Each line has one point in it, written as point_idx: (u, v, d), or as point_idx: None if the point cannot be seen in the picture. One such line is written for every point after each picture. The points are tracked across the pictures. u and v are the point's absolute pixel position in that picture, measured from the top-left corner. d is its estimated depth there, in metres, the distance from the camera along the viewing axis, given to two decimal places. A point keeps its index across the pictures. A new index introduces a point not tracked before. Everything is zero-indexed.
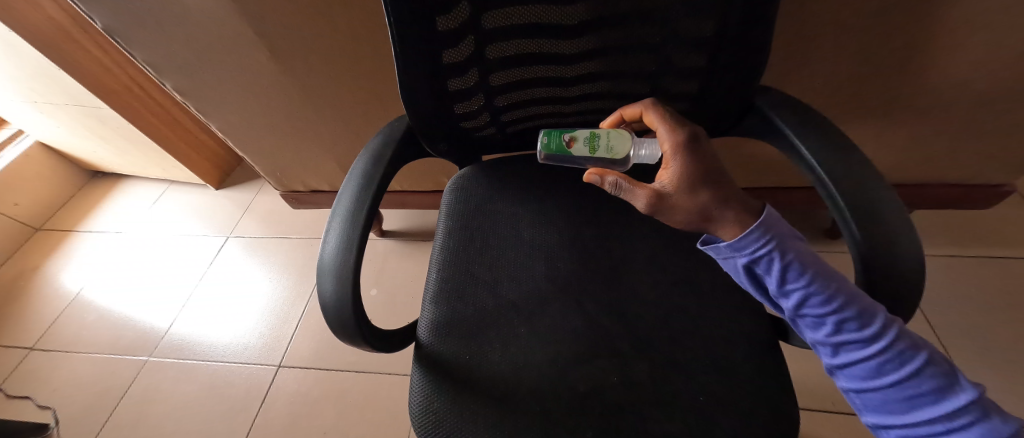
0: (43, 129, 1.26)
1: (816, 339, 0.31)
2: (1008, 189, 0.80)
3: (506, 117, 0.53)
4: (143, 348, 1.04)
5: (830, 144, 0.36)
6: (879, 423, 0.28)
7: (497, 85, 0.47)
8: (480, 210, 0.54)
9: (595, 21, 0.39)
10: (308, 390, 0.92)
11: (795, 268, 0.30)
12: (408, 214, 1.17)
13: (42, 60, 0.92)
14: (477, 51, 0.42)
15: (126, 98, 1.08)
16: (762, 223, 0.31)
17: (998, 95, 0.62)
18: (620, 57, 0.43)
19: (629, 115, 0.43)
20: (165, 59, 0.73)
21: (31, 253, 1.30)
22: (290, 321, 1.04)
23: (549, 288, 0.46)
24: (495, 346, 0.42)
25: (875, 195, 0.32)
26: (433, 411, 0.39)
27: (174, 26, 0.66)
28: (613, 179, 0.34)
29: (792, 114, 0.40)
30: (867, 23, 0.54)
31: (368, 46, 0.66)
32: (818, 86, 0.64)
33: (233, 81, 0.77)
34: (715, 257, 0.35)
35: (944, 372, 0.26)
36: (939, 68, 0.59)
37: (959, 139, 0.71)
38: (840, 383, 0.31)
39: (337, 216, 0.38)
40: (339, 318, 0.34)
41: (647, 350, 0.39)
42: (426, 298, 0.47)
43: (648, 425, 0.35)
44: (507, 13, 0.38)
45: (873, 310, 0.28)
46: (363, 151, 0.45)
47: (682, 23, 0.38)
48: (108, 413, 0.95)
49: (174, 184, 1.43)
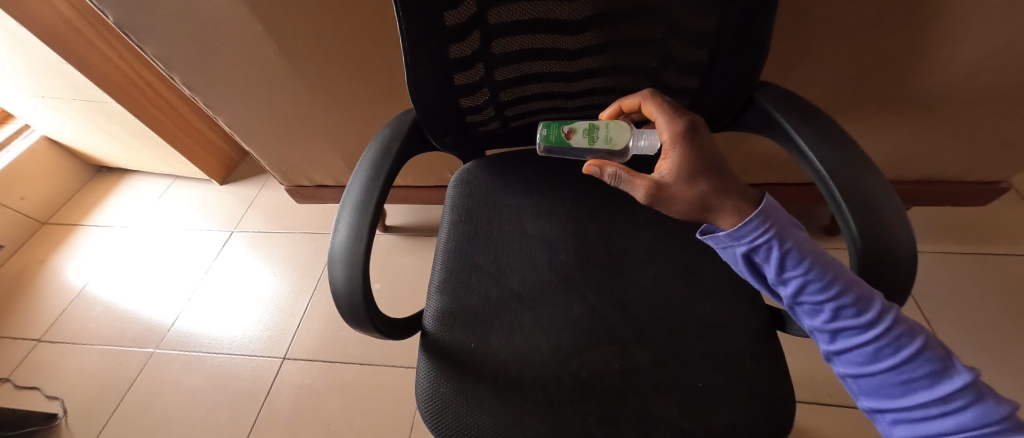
0: (50, 124, 1.27)
1: (814, 326, 0.32)
2: (1005, 186, 0.81)
3: (510, 111, 0.54)
4: (150, 340, 1.06)
5: (828, 137, 0.37)
6: (876, 407, 0.29)
7: (502, 80, 0.48)
8: (485, 203, 0.55)
9: (598, 17, 0.40)
10: (313, 382, 0.93)
11: (793, 256, 0.31)
12: (411, 209, 1.19)
13: (51, 55, 0.94)
14: (483, 46, 0.43)
15: (133, 93, 1.09)
16: (762, 212, 0.32)
17: (995, 92, 0.63)
18: (622, 52, 0.44)
19: (628, 106, 0.44)
20: (174, 53, 0.74)
21: (37, 247, 1.31)
22: (295, 314, 1.05)
23: (552, 278, 0.47)
24: (499, 334, 0.43)
25: (870, 187, 0.33)
26: (439, 396, 0.40)
27: (184, 21, 0.67)
28: (612, 170, 0.35)
29: (792, 107, 0.41)
30: (864, 19, 0.55)
31: (373, 41, 0.67)
32: (818, 82, 0.65)
33: (241, 76, 0.78)
34: (714, 246, 0.36)
35: (939, 357, 0.27)
36: (936, 64, 0.60)
37: (956, 136, 0.72)
38: (837, 369, 0.32)
39: (347, 206, 0.39)
40: (350, 305, 0.35)
41: (648, 339, 0.40)
42: (432, 289, 0.48)
43: (650, 411, 0.36)
44: (512, 8, 0.39)
45: (870, 297, 0.29)
46: (370, 144, 0.46)
47: (683, 19, 0.39)
48: (116, 404, 0.97)
49: (180, 179, 1.44)
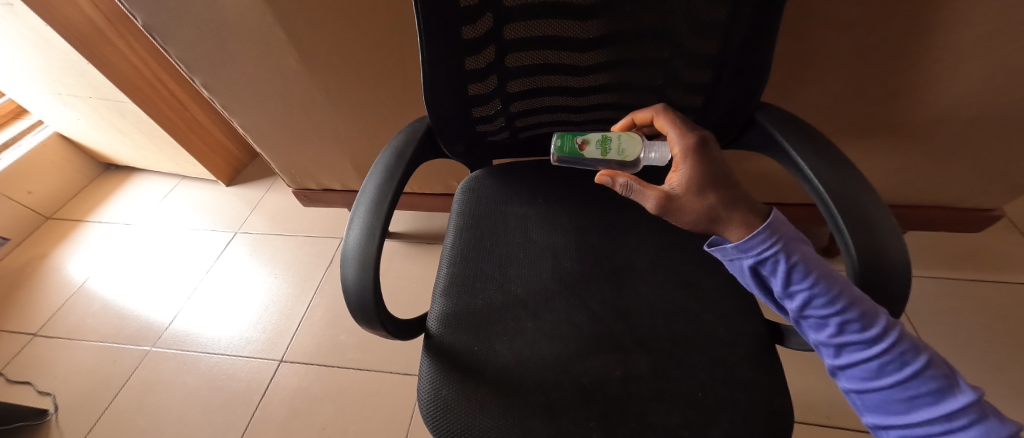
0: (64, 121, 1.29)
1: (819, 340, 0.32)
2: (998, 213, 0.82)
3: (520, 122, 0.55)
4: (146, 339, 1.05)
5: (826, 158, 0.38)
6: (879, 423, 0.29)
7: (514, 92, 0.49)
8: (492, 210, 0.56)
9: (608, 36, 0.42)
10: (308, 385, 0.92)
11: (800, 270, 0.32)
12: (414, 217, 1.20)
13: (73, 54, 0.97)
14: (498, 60, 0.44)
15: (149, 93, 1.11)
16: (769, 226, 0.33)
17: (992, 120, 0.64)
18: (631, 70, 0.46)
19: (640, 120, 0.46)
20: (196, 56, 0.76)
21: (41, 241, 1.32)
22: (294, 317, 1.05)
23: (556, 286, 0.47)
24: (502, 338, 0.43)
25: (870, 207, 0.34)
26: (441, 398, 0.40)
27: (209, 25, 0.69)
28: (624, 181, 0.36)
29: (792, 127, 0.42)
30: (864, 46, 0.57)
31: (389, 50, 0.69)
32: (821, 105, 0.67)
33: (258, 80, 0.80)
34: (721, 258, 0.37)
35: (943, 374, 0.27)
36: (934, 91, 0.61)
37: (951, 164, 0.73)
38: (841, 384, 0.32)
39: (361, 206, 0.40)
40: (360, 302, 0.36)
41: (650, 348, 0.41)
42: (437, 293, 0.49)
43: (651, 418, 0.36)
44: (527, 25, 0.41)
45: (875, 313, 0.29)
46: (386, 148, 0.47)
47: (689, 42, 0.41)
48: (107, 403, 0.95)
49: (186, 179, 1.46)
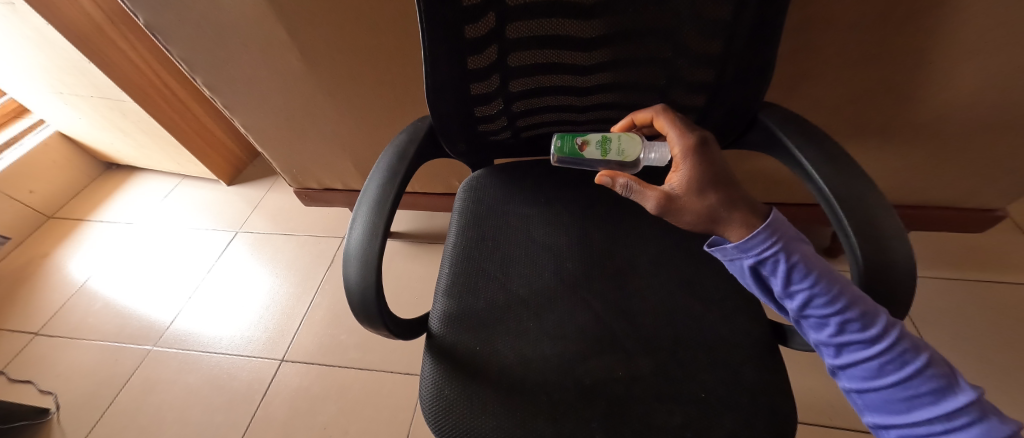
0: (65, 120, 1.30)
1: (819, 340, 0.32)
2: (1001, 213, 0.82)
3: (521, 122, 0.55)
4: (147, 338, 1.05)
5: (828, 158, 0.38)
6: (880, 422, 0.29)
7: (516, 92, 0.49)
8: (493, 210, 0.56)
9: (610, 36, 0.42)
10: (309, 385, 0.93)
11: (801, 269, 0.32)
12: (415, 217, 1.20)
13: (75, 54, 0.97)
14: (500, 59, 0.44)
15: (150, 92, 1.12)
16: (769, 226, 0.33)
17: (992, 120, 0.64)
18: (632, 69, 0.46)
19: (640, 120, 0.46)
20: (198, 55, 0.76)
21: (43, 240, 1.32)
22: (295, 316, 1.05)
23: (557, 286, 0.48)
24: (504, 338, 0.43)
25: (872, 206, 0.34)
26: (444, 397, 0.40)
27: (211, 24, 0.69)
28: (623, 181, 0.36)
29: (793, 127, 0.42)
30: (865, 46, 0.57)
31: (390, 50, 0.69)
32: (822, 104, 0.67)
33: (259, 79, 0.80)
34: (721, 258, 0.37)
35: (944, 374, 0.27)
36: (935, 90, 0.61)
37: (951, 164, 0.74)
38: (842, 383, 0.32)
39: (363, 206, 0.40)
40: (362, 301, 0.36)
41: (652, 348, 0.41)
42: (439, 292, 0.49)
43: (652, 418, 0.36)
44: (529, 25, 0.41)
45: (875, 313, 0.29)
46: (387, 148, 0.47)
47: (691, 42, 0.41)
48: (108, 402, 0.95)
49: (187, 179, 1.46)
